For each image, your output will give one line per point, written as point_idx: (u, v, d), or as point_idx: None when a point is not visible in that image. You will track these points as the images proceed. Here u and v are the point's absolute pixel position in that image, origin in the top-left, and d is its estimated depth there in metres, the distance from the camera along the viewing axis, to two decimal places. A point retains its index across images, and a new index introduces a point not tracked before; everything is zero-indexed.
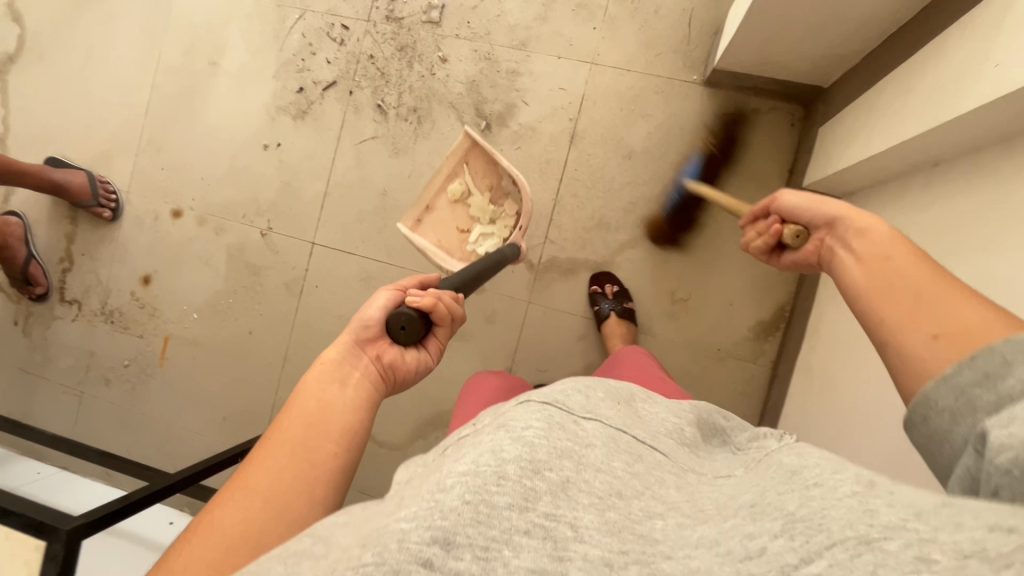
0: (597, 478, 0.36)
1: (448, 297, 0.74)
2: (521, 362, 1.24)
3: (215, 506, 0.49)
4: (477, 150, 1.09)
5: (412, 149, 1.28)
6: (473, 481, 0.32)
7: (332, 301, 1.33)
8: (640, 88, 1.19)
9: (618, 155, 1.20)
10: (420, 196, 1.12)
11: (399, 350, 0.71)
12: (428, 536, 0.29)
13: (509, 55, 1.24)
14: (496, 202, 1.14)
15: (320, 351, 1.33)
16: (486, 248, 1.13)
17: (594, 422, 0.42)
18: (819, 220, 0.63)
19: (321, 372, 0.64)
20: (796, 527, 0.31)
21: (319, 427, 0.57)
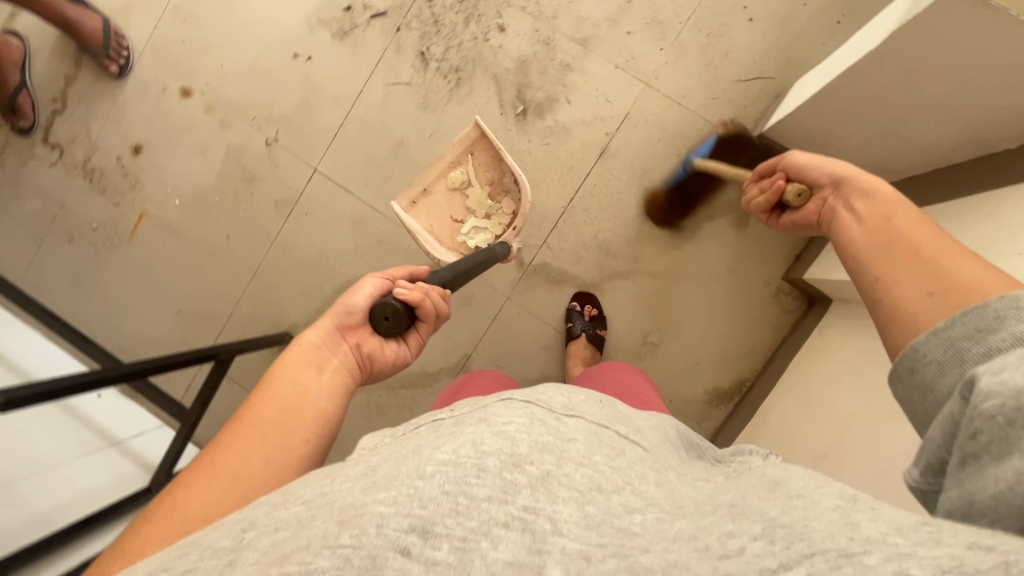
0: (577, 473, 0.43)
1: (436, 293, 0.76)
2: (482, 352, 1.24)
3: (178, 487, 0.50)
4: (484, 143, 1.07)
5: (442, 109, 1.23)
6: (457, 474, 0.38)
7: (317, 232, 1.30)
8: (685, 125, 1.16)
9: (640, 185, 1.18)
10: (418, 178, 1.09)
11: (379, 341, 0.75)
12: (406, 523, 0.34)
13: (568, 47, 1.18)
14: (494, 197, 1.12)
15: (293, 277, 1.32)
16: (477, 242, 1.13)
17: (574, 420, 0.50)
18: (825, 179, 0.65)
19: (299, 354, 0.66)
20: (777, 533, 0.35)
21: (293, 415, 0.59)
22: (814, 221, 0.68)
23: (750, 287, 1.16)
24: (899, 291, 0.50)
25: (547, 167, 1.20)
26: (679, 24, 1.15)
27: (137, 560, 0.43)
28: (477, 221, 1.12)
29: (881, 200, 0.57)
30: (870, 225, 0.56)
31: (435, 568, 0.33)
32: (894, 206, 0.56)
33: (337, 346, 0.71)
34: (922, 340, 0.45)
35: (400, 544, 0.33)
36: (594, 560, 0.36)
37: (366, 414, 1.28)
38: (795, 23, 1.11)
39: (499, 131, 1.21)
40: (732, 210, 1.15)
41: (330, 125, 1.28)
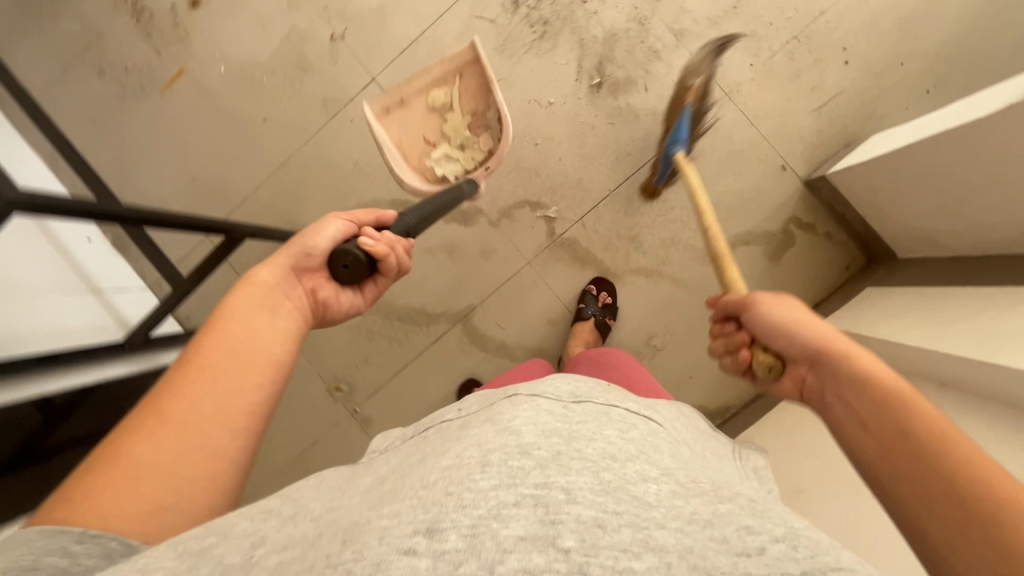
0: (588, 450, 0.47)
1: (403, 246, 0.72)
2: (487, 308, 1.23)
3: (124, 432, 0.47)
4: (475, 68, 1.07)
5: (519, 56, 1.20)
6: (460, 478, 0.42)
7: (358, 143, 1.26)
8: (751, 146, 1.15)
9: (690, 191, 1.17)
10: (398, 87, 1.07)
11: (336, 288, 0.70)
12: (413, 528, 0.37)
13: (663, 33, 1.16)
14: (472, 130, 1.13)
15: (320, 180, 1.28)
16: (444, 171, 1.13)
17: (581, 411, 0.55)
18: (797, 355, 0.57)
19: (252, 294, 0.61)
20: (800, 539, 0.40)
21: (244, 359, 0.55)
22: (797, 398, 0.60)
23: None
24: (942, 557, 0.40)
25: (604, 147, 1.18)
26: (775, 44, 1.13)
27: (75, 501, 0.42)
28: (451, 150, 1.12)
29: (869, 386, 0.50)
30: (875, 436, 0.47)
31: (445, 555, 0.35)
32: (879, 394, 0.49)
33: (292, 289, 0.66)
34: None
35: (405, 546, 0.36)
36: (609, 529, 0.38)
37: (356, 336, 1.27)
38: (887, 79, 1.11)
39: (569, 96, 1.18)
40: (771, 242, 1.15)
41: (401, 39, 1.24)
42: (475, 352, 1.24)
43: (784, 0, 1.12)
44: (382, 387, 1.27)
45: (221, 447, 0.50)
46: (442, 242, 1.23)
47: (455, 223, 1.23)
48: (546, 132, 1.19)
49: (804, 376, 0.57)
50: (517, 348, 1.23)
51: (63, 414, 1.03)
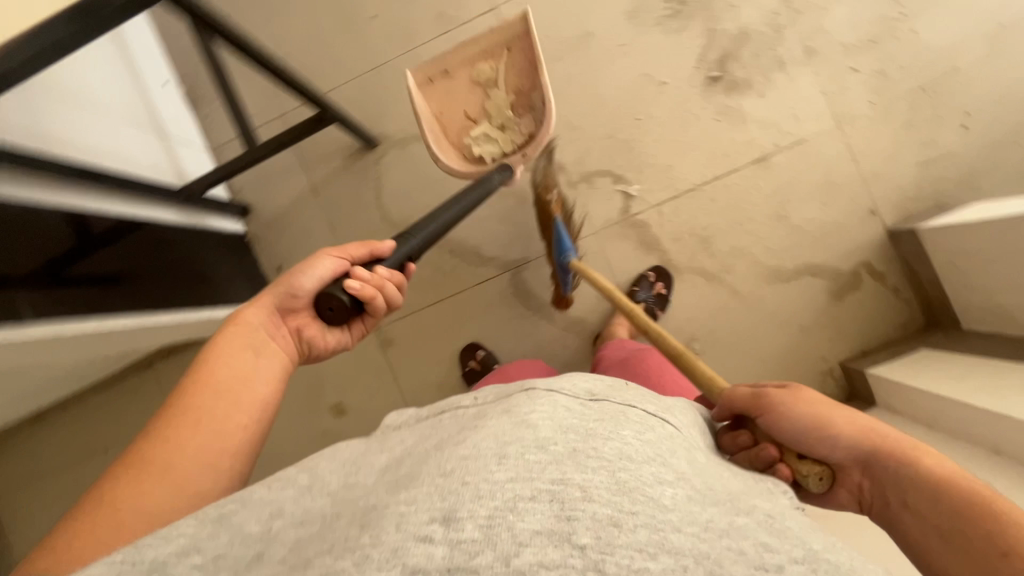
0: (605, 447, 0.45)
1: (394, 280, 0.70)
2: (540, 266, 1.21)
3: (111, 478, 0.51)
4: (524, 43, 1.08)
5: (645, 27, 1.17)
6: (474, 466, 0.40)
7: None
8: (846, 181, 1.13)
9: (775, 208, 1.15)
10: (443, 57, 1.09)
11: (321, 327, 0.72)
12: (428, 517, 0.36)
13: (793, 46, 1.14)
14: (515, 110, 1.13)
15: (409, 92, 1.24)
16: (482, 150, 1.12)
17: (599, 404, 0.52)
18: (847, 459, 0.55)
19: (238, 337, 0.65)
20: (819, 565, 0.41)
21: (229, 398, 0.60)
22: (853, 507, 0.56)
23: (810, 354, 1.15)
24: None
25: (703, 141, 1.16)
26: (900, 90, 1.12)
27: (63, 546, 0.43)
28: (490, 128, 1.12)
29: (931, 487, 0.50)
30: (954, 541, 0.48)
31: (460, 546, 0.34)
32: (948, 511, 0.49)
33: (274, 330, 0.69)
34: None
35: (421, 535, 0.35)
36: (625, 529, 0.37)
37: None
38: (1000, 154, 1.09)
39: (684, 81, 1.16)
40: (838, 280, 1.14)
41: None
42: (515, 305, 1.22)
43: (920, 50, 1.11)
44: (413, 313, 1.24)
45: (206, 483, 0.54)
46: (515, 188, 1.21)
47: (533, 174, 1.21)
48: (649, 111, 1.17)
49: (860, 480, 0.55)
50: (557, 313, 1.21)
51: (100, 244, 0.89)
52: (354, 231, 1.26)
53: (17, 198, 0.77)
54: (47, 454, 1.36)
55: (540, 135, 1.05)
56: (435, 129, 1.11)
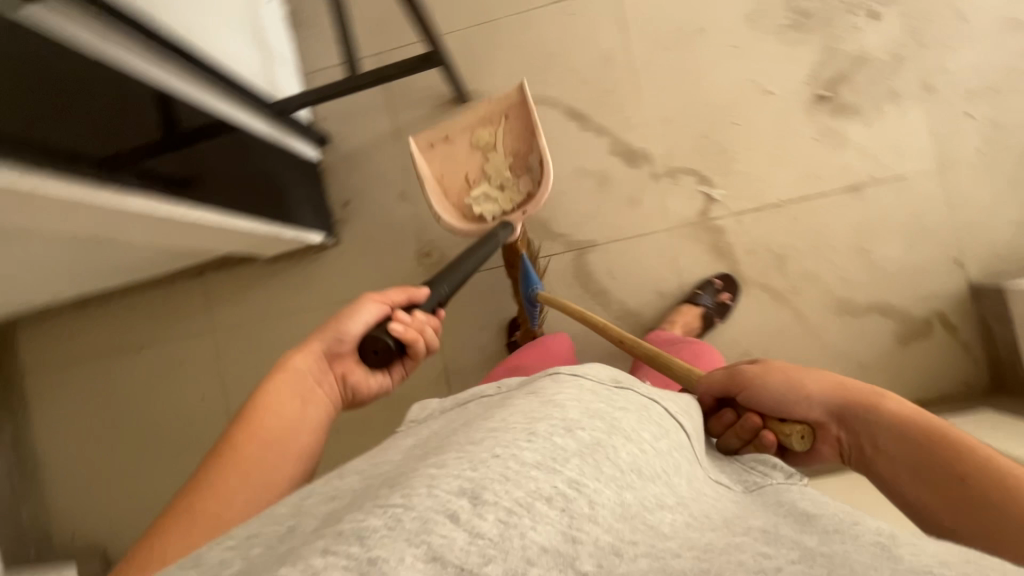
0: (624, 456, 0.47)
1: (431, 326, 0.73)
2: (606, 252, 1.19)
3: (169, 515, 0.55)
4: (521, 110, 1.08)
5: (763, 33, 1.15)
6: (505, 443, 0.44)
7: (565, 37, 1.21)
8: (938, 227, 1.10)
9: (858, 239, 1.12)
10: (444, 124, 1.09)
11: (365, 372, 0.76)
12: (456, 488, 0.38)
13: (911, 81, 1.11)
14: (513, 171, 1.10)
15: (510, 54, 1.23)
16: (481, 210, 1.08)
17: (624, 412, 0.53)
18: (823, 415, 0.60)
19: (289, 380, 0.69)
20: (816, 559, 0.38)
21: (279, 439, 0.64)
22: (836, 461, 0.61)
23: None
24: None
25: (798, 158, 1.14)
26: (1013, 145, 1.09)
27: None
28: (490, 188, 1.09)
29: (897, 428, 0.56)
30: (931, 476, 0.53)
31: (478, 540, 0.35)
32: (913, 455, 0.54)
33: (321, 375, 0.73)
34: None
35: (451, 509, 0.37)
36: (626, 558, 0.37)
37: None
38: None
39: (791, 95, 1.14)
40: (908, 324, 1.11)
41: None
42: (573, 286, 1.20)
43: None
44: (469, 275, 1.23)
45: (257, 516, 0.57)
46: (597, 170, 1.20)
47: (619, 159, 1.19)
48: (749, 118, 1.15)
49: (839, 433, 0.60)
50: (614, 303, 1.19)
51: (183, 143, 0.84)
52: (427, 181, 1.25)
53: (110, 61, 0.73)
54: (85, 342, 1.38)
55: (537, 196, 1.01)
56: (435, 190, 1.08)
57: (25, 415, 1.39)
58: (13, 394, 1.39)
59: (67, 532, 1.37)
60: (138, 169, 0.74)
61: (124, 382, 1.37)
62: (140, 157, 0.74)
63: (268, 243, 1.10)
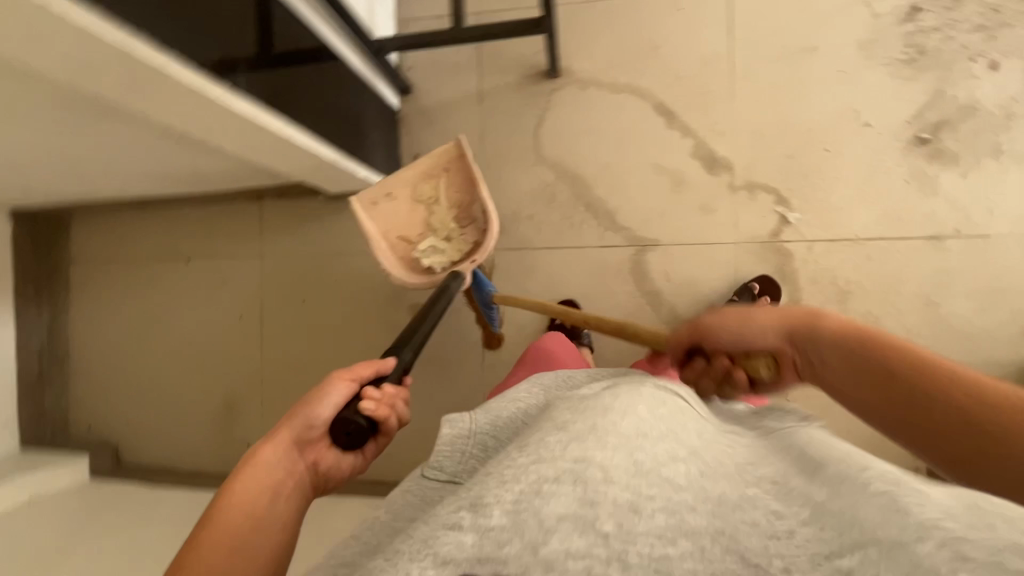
0: (626, 425, 0.45)
1: (401, 399, 0.65)
2: (667, 253, 1.18)
3: None
4: (460, 164, 1.06)
5: (874, 63, 1.12)
6: (502, 462, 0.44)
7: (670, 30, 1.19)
8: (1014, 293, 1.07)
9: (929, 290, 1.09)
10: (386, 180, 1.03)
11: (338, 455, 0.60)
12: (457, 505, 0.39)
13: (1019, 139, 1.07)
14: (459, 222, 1.07)
15: (611, 37, 1.21)
16: (431, 262, 1.04)
17: (623, 391, 0.52)
18: (779, 344, 0.55)
19: (249, 477, 0.52)
20: (826, 519, 0.38)
21: (250, 541, 0.49)
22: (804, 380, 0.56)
23: None
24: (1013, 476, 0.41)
25: (884, 196, 1.11)
26: None
27: None
28: (437, 241, 1.05)
29: (848, 352, 0.51)
30: (888, 391, 0.48)
31: (489, 532, 0.36)
32: (875, 369, 0.49)
33: (290, 467, 0.56)
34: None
35: (451, 521, 0.37)
36: (643, 516, 0.37)
37: (536, 191, 1.22)
38: None
39: (890, 132, 1.11)
40: None
41: None
42: (626, 282, 1.19)
43: None
44: (524, 250, 1.22)
45: None
46: (674, 170, 1.18)
47: (699, 163, 1.17)
48: (840, 147, 1.13)
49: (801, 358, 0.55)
50: (665, 306, 1.17)
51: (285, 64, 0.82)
52: (500, 148, 1.24)
53: None
54: (135, 244, 1.40)
55: (485, 244, 0.99)
56: (381, 248, 1.01)
57: (65, 304, 1.42)
58: (58, 281, 1.42)
59: (84, 424, 1.39)
60: (249, 73, 0.74)
61: (164, 290, 1.38)
62: (249, 69, 0.73)
63: (337, 178, 1.09)
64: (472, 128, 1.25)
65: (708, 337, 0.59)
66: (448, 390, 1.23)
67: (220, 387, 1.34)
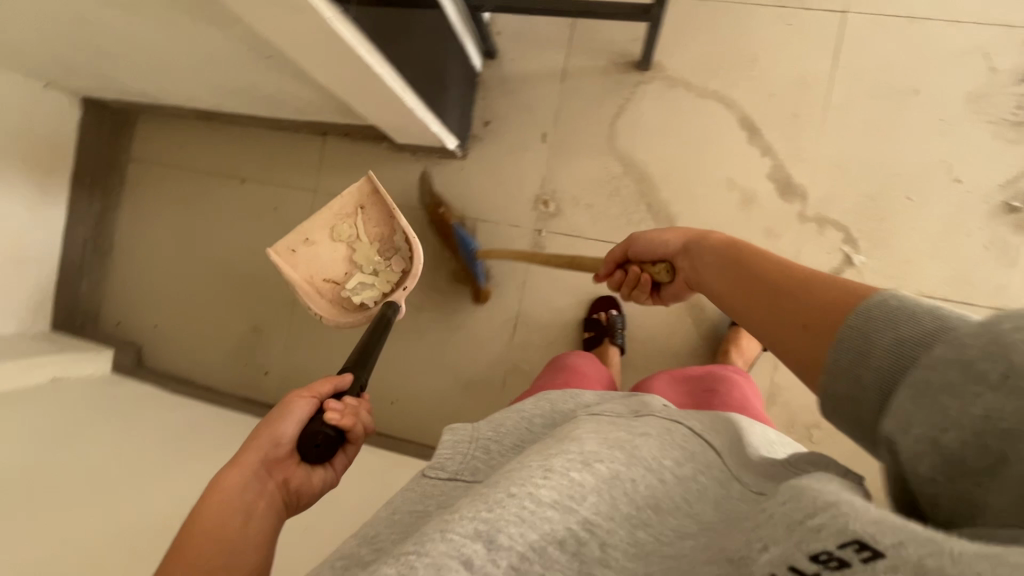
0: (645, 484, 0.40)
1: (366, 407, 0.61)
2: None
3: None
4: (372, 198, 0.98)
5: (978, 120, 1.08)
6: (521, 479, 0.38)
7: (773, 44, 1.15)
8: None
9: None
10: (301, 227, 0.94)
11: (309, 469, 0.55)
12: (471, 529, 0.34)
13: None
14: (383, 254, 0.99)
15: (711, 39, 1.17)
16: (362, 298, 0.95)
17: (649, 432, 0.46)
18: (671, 251, 0.66)
19: (214, 504, 0.47)
20: None
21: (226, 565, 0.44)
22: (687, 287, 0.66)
23: None
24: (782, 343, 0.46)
25: (960, 257, 1.07)
26: None
27: None
28: (366, 279, 0.97)
29: (708, 251, 0.59)
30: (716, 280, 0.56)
31: None
32: (725, 266, 0.55)
33: (258, 488, 0.51)
34: (827, 366, 0.40)
35: (462, 555, 0.33)
36: None
37: (601, 181, 1.20)
38: None
39: (979, 193, 1.07)
40: None
41: (901, 8, 1.12)
42: None
43: None
44: (576, 238, 1.20)
45: None
46: (747, 188, 1.14)
47: (774, 186, 1.14)
48: (924, 198, 1.09)
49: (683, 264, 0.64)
50: (707, 322, 1.16)
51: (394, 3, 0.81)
52: (574, 130, 1.22)
53: None
54: (193, 155, 1.41)
55: (413, 271, 0.90)
56: (312, 303, 0.92)
57: (118, 200, 1.44)
58: (115, 176, 1.44)
59: (115, 319, 1.42)
60: (359, 4, 0.72)
61: (214, 206, 1.39)
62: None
63: (411, 128, 1.08)
64: (549, 105, 1.23)
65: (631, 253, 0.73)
66: (473, 360, 1.23)
67: (251, 311, 1.35)
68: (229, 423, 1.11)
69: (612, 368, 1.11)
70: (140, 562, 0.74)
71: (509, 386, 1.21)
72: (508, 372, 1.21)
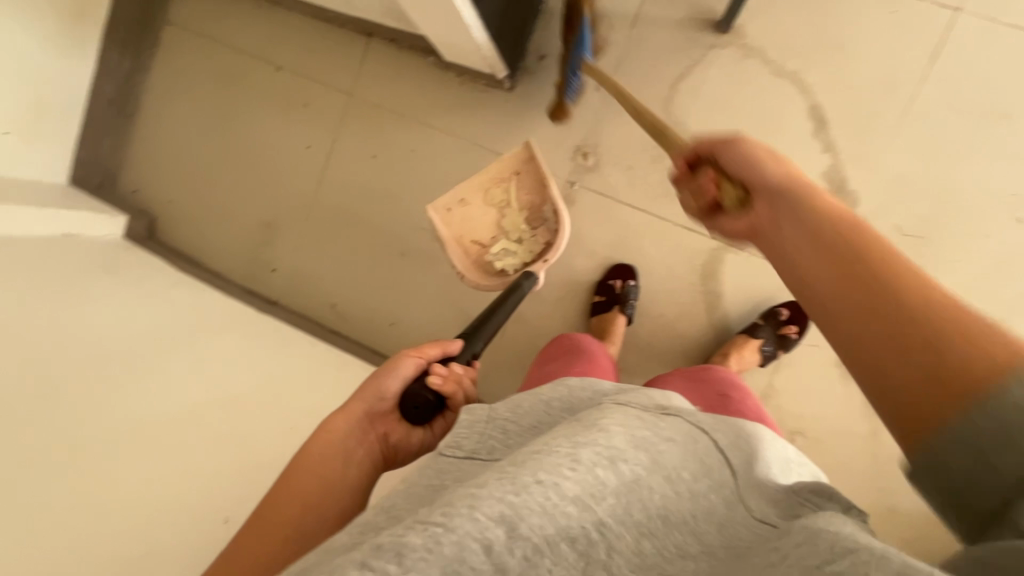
0: (661, 491, 0.38)
1: (470, 376, 0.61)
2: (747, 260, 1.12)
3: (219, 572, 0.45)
4: (531, 167, 1.05)
5: None
6: (548, 467, 0.36)
7: (868, 31, 1.05)
8: None
9: None
10: (462, 186, 1.03)
11: (410, 428, 0.59)
12: (495, 512, 0.32)
13: None
14: (529, 223, 1.06)
15: (803, 12, 1.07)
16: (503, 265, 1.04)
17: (672, 438, 0.44)
18: (759, 186, 0.50)
19: (322, 445, 0.54)
20: None
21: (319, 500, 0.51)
22: (743, 234, 0.53)
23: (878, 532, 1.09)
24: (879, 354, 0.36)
25: (998, 299, 1.03)
26: None
27: None
28: (510, 244, 1.05)
29: (818, 209, 0.44)
30: (816, 238, 0.42)
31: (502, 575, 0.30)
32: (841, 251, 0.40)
33: (360, 436, 0.56)
34: (943, 441, 0.32)
35: (484, 535, 0.31)
36: None
37: (648, 144, 1.14)
38: None
39: None
40: None
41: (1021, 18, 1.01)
42: (694, 272, 1.14)
43: None
44: (609, 198, 1.16)
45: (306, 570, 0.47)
46: None
47: (827, 186, 1.07)
48: (981, 230, 1.03)
49: (757, 205, 0.50)
50: (720, 311, 1.13)
51: None
52: (632, 83, 1.14)
53: None
54: (230, 29, 1.34)
55: (558, 245, 0.98)
56: (455, 256, 1.02)
57: (149, 62, 1.38)
58: (148, 35, 1.38)
59: (131, 185, 1.41)
60: None
61: (246, 89, 1.34)
62: None
63: (463, 47, 1.01)
64: (612, 50, 1.14)
65: (714, 156, 0.57)
66: (480, 300, 1.22)
67: (269, 204, 1.33)
68: (231, 310, 1.12)
69: (616, 335, 1.10)
70: (131, 428, 0.77)
71: (511, 332, 1.21)
72: (513, 319, 1.20)
